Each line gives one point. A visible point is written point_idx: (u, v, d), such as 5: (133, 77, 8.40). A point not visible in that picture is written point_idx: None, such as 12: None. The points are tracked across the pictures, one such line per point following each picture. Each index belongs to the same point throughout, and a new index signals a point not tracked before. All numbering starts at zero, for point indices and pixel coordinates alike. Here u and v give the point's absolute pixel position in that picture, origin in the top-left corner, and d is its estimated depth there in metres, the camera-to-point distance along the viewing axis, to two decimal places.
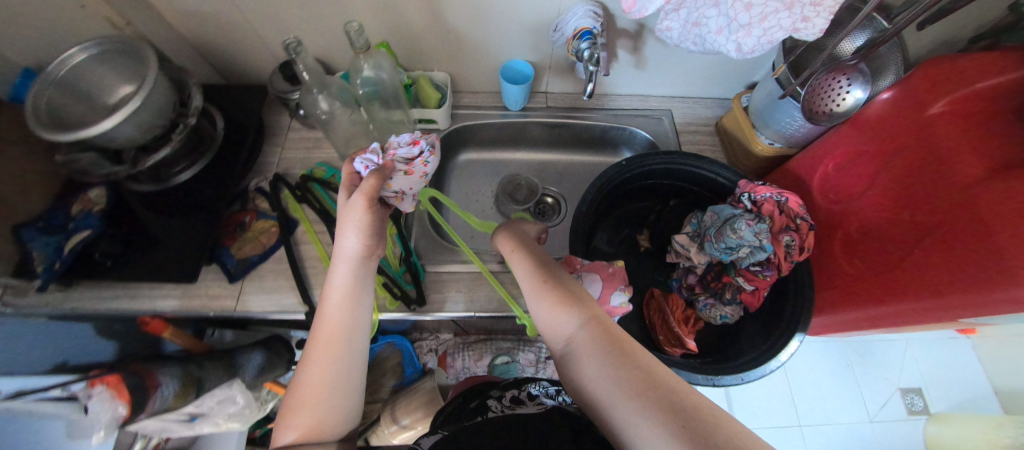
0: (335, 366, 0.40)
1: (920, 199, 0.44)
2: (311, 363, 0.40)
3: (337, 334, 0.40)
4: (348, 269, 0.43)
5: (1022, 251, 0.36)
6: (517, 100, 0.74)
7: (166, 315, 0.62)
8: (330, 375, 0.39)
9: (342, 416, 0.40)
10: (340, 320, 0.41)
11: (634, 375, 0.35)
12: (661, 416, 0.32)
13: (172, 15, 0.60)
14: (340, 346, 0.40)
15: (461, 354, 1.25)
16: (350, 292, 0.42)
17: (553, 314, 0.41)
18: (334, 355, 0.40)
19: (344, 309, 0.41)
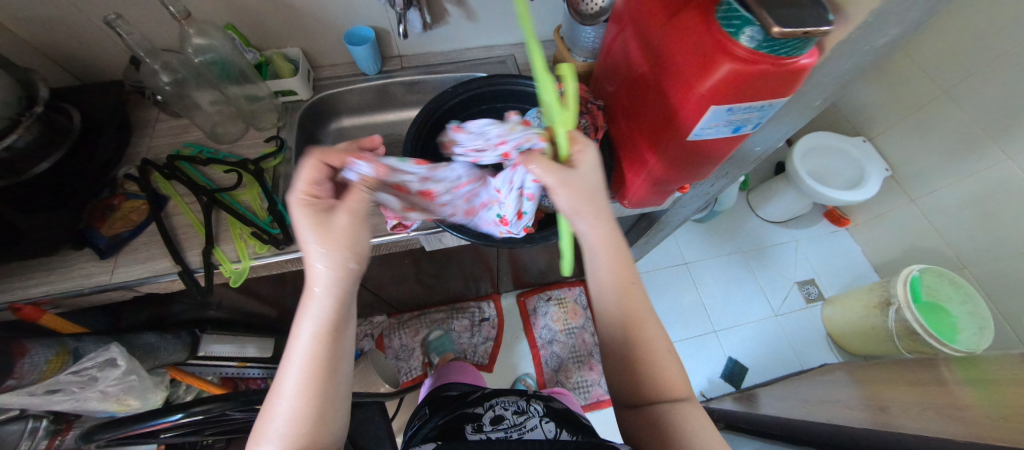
0: (319, 395, 0.40)
1: (643, 57, 0.54)
2: (291, 391, 0.40)
3: (320, 367, 0.40)
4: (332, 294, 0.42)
5: (691, 68, 0.46)
6: (368, 62, 0.81)
7: (40, 301, 0.64)
8: (312, 406, 0.40)
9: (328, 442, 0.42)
10: (318, 348, 0.41)
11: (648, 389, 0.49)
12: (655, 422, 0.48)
13: (7, 18, 0.67)
14: (328, 381, 0.41)
15: (398, 333, 1.32)
16: (336, 322, 0.41)
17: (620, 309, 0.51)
18: (321, 386, 0.40)
19: (325, 337, 0.41)
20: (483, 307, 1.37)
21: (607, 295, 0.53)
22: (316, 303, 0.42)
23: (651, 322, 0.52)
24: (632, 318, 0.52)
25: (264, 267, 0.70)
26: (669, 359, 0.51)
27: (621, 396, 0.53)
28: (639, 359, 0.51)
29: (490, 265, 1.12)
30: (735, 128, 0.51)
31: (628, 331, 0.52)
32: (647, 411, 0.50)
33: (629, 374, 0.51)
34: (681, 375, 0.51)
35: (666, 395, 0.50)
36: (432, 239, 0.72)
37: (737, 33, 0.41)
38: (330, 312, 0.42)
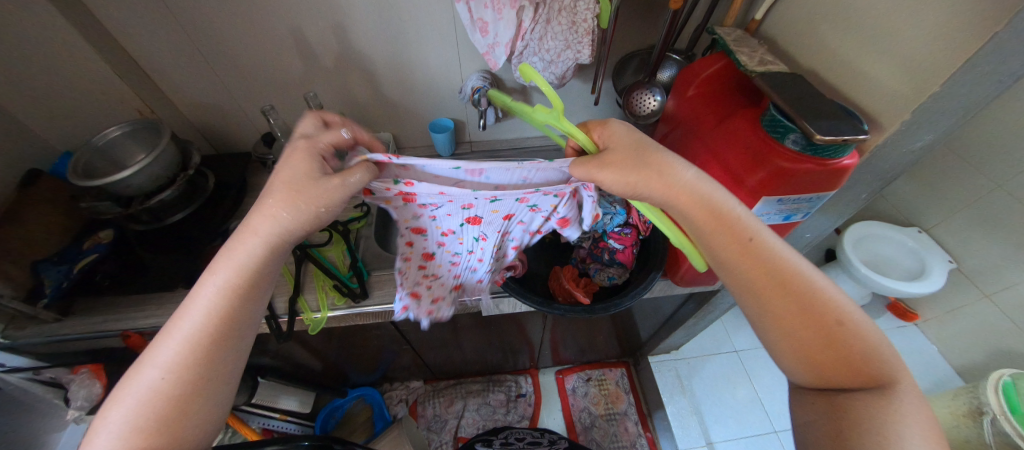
0: (203, 371, 0.39)
1: (692, 154, 0.62)
2: (165, 362, 0.38)
3: (217, 345, 0.40)
4: (258, 247, 0.42)
5: (744, 165, 0.52)
6: (445, 146, 0.96)
7: (145, 332, 0.72)
8: (191, 376, 0.38)
9: (202, 423, 0.39)
10: (216, 324, 0.40)
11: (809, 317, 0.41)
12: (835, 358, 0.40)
13: (181, 102, 0.89)
14: (216, 345, 0.40)
15: (432, 402, 1.30)
16: (248, 284, 0.42)
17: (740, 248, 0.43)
18: (211, 355, 0.39)
19: (231, 311, 0.41)
20: (520, 382, 1.34)
21: (741, 264, 0.43)
22: (215, 287, 0.41)
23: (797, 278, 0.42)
24: (782, 286, 0.42)
25: (338, 319, 0.77)
26: (839, 314, 0.41)
27: (808, 398, 0.42)
28: (815, 328, 0.41)
29: (532, 337, 1.13)
30: (786, 216, 0.55)
31: (784, 295, 0.42)
32: (847, 396, 0.39)
33: (799, 354, 0.42)
34: (854, 332, 0.40)
35: (859, 369, 0.39)
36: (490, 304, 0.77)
37: (782, 137, 0.48)
38: (241, 284, 0.42)
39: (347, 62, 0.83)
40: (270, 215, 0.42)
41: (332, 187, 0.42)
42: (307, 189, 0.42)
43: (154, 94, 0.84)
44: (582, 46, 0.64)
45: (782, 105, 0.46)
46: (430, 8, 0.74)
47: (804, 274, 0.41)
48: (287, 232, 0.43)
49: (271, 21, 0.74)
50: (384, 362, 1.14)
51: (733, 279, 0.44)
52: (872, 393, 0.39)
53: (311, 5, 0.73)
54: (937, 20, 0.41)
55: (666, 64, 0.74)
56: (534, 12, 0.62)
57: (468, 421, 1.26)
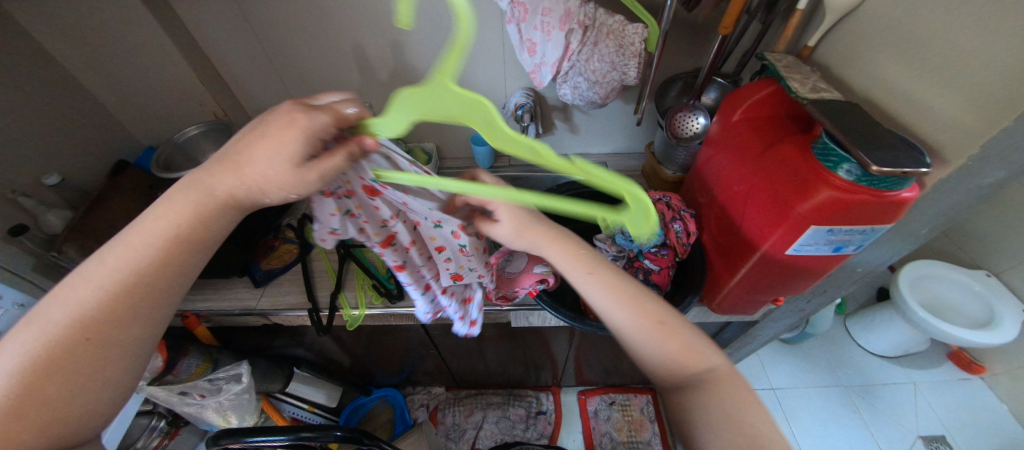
0: (38, 408, 0.32)
1: (734, 176, 0.61)
2: (20, 351, 0.33)
3: (53, 384, 0.33)
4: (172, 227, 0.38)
5: (790, 193, 0.52)
6: (485, 159, 0.99)
7: (200, 314, 0.78)
8: (37, 384, 0.32)
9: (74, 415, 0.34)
10: (52, 360, 0.33)
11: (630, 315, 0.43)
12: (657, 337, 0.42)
13: (251, 109, 0.98)
14: (43, 392, 0.32)
15: (452, 409, 1.31)
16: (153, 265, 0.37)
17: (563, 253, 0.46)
18: (45, 385, 0.33)
19: (85, 341, 0.34)
20: (541, 399, 1.32)
21: (568, 268, 0.46)
22: (68, 306, 0.34)
23: (600, 275, 0.45)
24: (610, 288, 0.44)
25: (373, 317, 0.80)
26: (653, 304, 0.44)
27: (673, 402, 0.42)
28: (648, 321, 0.42)
29: (556, 354, 1.12)
30: (836, 247, 0.53)
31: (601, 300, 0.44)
32: (712, 381, 0.40)
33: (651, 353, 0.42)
34: (659, 316, 0.43)
35: (701, 354, 0.41)
36: (520, 315, 0.78)
37: (835, 167, 0.47)
38: (106, 311, 0.35)
39: (400, 76, 0.88)
40: (156, 226, 0.38)
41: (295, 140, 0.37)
42: (239, 178, 0.38)
43: (230, 101, 0.94)
44: (628, 67, 0.65)
45: (836, 135, 0.45)
46: (481, 28, 0.78)
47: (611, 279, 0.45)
48: (172, 253, 0.38)
49: (336, 36, 0.81)
50: (409, 365, 1.17)
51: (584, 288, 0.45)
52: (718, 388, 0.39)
53: (374, 23, 0.79)
54: (1016, 52, 0.39)
55: (711, 87, 0.74)
56: (583, 35, 0.64)
57: (486, 433, 1.26)
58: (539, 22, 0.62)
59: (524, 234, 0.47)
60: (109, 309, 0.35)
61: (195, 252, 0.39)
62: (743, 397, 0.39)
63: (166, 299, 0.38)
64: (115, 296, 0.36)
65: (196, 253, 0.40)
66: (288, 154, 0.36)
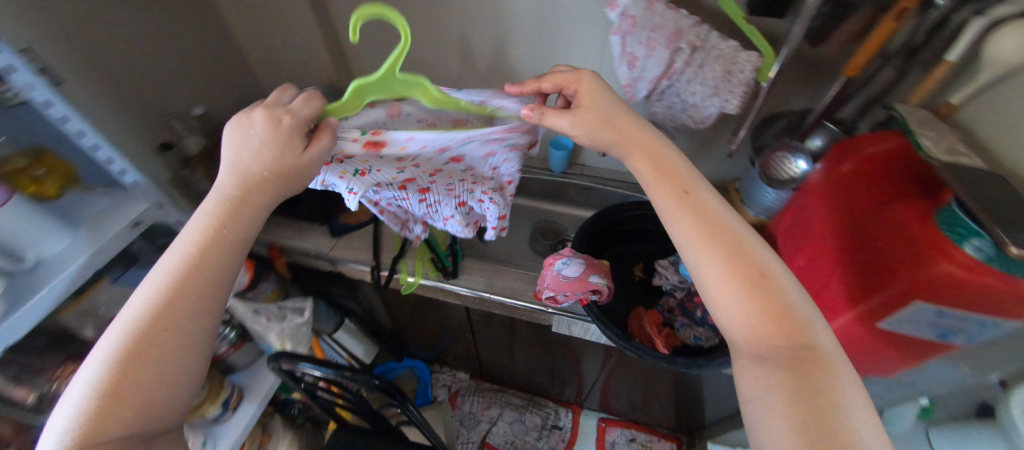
0: (131, 392, 0.34)
1: (831, 230, 0.56)
2: (114, 340, 0.36)
3: (143, 368, 0.35)
4: (202, 221, 0.42)
5: (901, 261, 0.47)
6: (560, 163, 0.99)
7: (282, 248, 0.89)
8: (129, 362, 0.35)
9: (161, 395, 0.36)
10: (120, 368, 0.35)
11: (724, 253, 0.39)
12: (747, 286, 0.38)
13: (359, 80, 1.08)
14: (124, 393, 0.34)
15: (471, 398, 1.33)
16: (206, 248, 0.40)
17: (656, 173, 0.44)
18: (137, 369, 0.35)
19: (165, 330, 0.37)
20: (559, 413, 1.30)
21: (659, 187, 0.44)
22: (144, 302, 0.38)
23: (697, 207, 0.42)
24: (714, 227, 0.40)
25: (425, 288, 0.85)
26: (754, 254, 0.39)
27: (751, 371, 0.36)
28: (737, 269, 0.39)
29: (585, 373, 1.10)
30: (942, 333, 0.47)
31: (694, 229, 0.41)
32: (795, 353, 0.35)
33: (732, 301, 0.38)
34: (761, 269, 0.39)
35: (790, 318, 0.37)
36: (562, 322, 0.78)
37: (962, 241, 0.41)
38: (168, 300, 0.38)
39: (497, 71, 0.92)
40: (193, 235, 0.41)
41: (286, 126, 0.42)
42: (257, 185, 0.42)
43: (345, 70, 1.04)
44: (732, 95, 0.63)
45: (969, 206, 0.40)
46: (585, 35, 0.79)
47: (719, 215, 0.41)
48: (214, 254, 0.41)
49: (447, 25, 0.86)
50: (442, 344, 1.21)
51: (671, 218, 0.42)
52: (807, 354, 0.35)
53: (483, 18, 0.83)
54: None
55: (817, 130, 0.68)
56: (689, 54, 0.63)
57: (499, 431, 1.27)
58: (645, 37, 0.62)
59: (619, 140, 0.46)
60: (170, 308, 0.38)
61: (231, 253, 0.42)
62: (829, 381, 0.34)
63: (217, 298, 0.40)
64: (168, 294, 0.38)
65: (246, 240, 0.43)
66: (282, 143, 0.42)
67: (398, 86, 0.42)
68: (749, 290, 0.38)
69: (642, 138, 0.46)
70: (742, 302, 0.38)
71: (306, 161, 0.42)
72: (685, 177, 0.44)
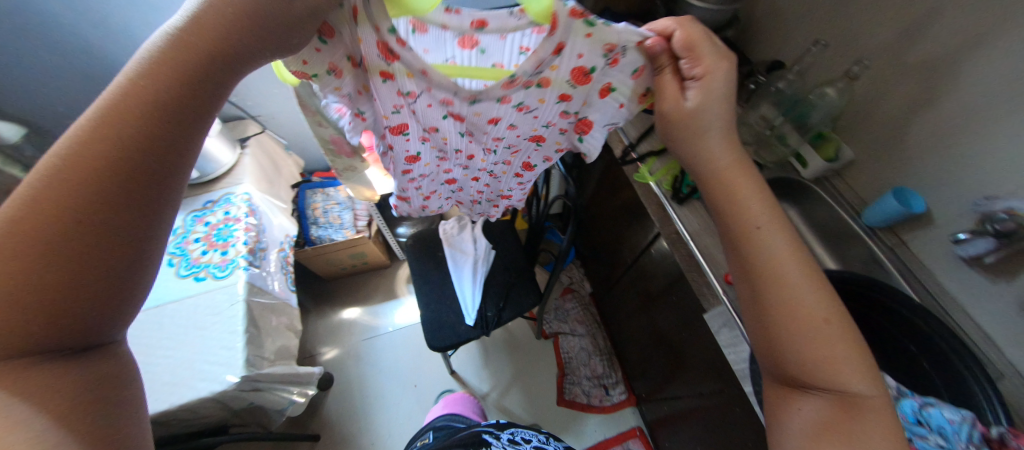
0: (57, 297, 0.28)
1: None
2: (12, 204, 0.28)
3: (67, 257, 0.28)
4: (143, 62, 0.31)
5: None
6: (881, 215, 0.77)
7: None
8: (79, 237, 0.29)
9: (117, 274, 0.31)
10: (20, 268, 0.27)
11: (779, 287, 0.41)
12: (792, 319, 0.40)
13: None
14: (122, 205, 0.30)
15: (575, 303, 1.43)
16: (171, 89, 0.31)
17: (735, 190, 0.45)
18: (43, 268, 0.28)
19: (73, 223, 0.28)
20: (618, 387, 1.27)
21: (734, 213, 0.45)
22: (45, 169, 0.29)
23: (768, 239, 0.43)
24: (774, 266, 0.42)
25: (647, 192, 0.87)
26: (814, 300, 0.41)
27: (794, 404, 0.39)
28: (793, 304, 0.40)
29: (670, 386, 1.03)
30: None
31: (747, 269, 0.44)
32: (839, 396, 0.37)
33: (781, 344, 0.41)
34: (824, 314, 0.40)
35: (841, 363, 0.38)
36: (720, 318, 0.70)
37: None
38: (100, 163, 0.29)
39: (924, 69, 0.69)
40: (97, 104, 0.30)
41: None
42: (227, 16, 0.31)
43: None
44: None
45: None
46: None
47: (782, 252, 0.42)
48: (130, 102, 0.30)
49: None
50: (600, 251, 1.29)
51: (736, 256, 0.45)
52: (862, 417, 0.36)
53: None
54: None
55: None
56: None
57: (568, 340, 1.36)
58: None
59: (698, 143, 0.46)
60: (101, 167, 0.29)
61: (209, 85, 0.32)
62: (875, 430, 0.36)
63: (195, 142, 0.33)
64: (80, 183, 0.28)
65: (207, 92, 0.32)
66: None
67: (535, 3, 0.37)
68: (798, 328, 0.40)
69: (724, 161, 0.46)
70: (779, 334, 0.41)
71: (304, 19, 0.34)
72: (754, 209, 0.45)
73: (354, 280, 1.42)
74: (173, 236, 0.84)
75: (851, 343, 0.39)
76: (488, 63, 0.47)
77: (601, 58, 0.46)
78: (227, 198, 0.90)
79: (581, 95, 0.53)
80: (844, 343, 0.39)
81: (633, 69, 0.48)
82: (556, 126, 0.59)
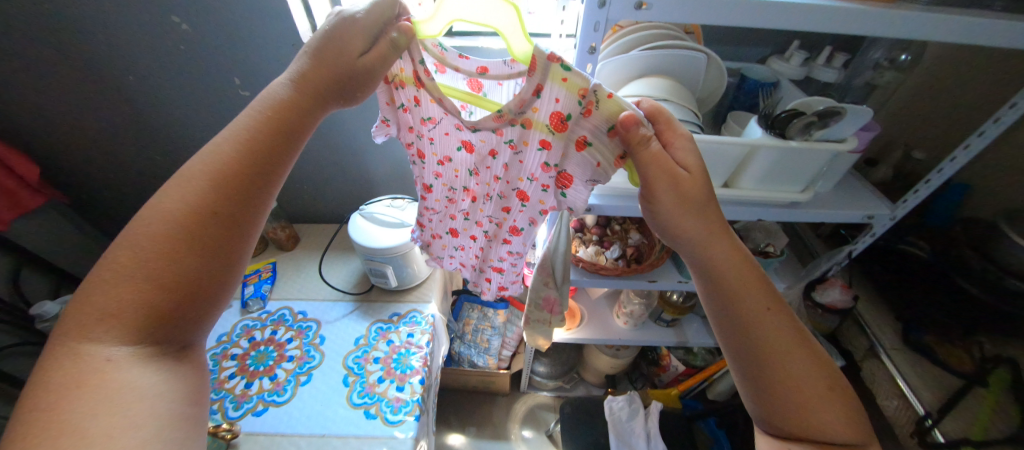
0: (172, 294, 0.35)
1: None
2: (141, 219, 0.36)
3: (179, 253, 0.35)
4: (267, 100, 0.42)
5: None
6: None
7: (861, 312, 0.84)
8: (143, 257, 0.34)
9: (216, 266, 0.37)
10: (102, 290, 0.34)
11: (775, 366, 0.39)
12: (777, 401, 0.38)
13: None
14: (176, 244, 0.35)
15: None
16: (266, 127, 0.41)
17: (738, 280, 0.42)
18: (165, 263, 0.35)
19: (207, 215, 0.37)
20: None
21: (723, 301, 0.42)
22: (177, 196, 0.36)
23: (768, 321, 0.40)
24: (769, 350, 0.39)
25: None
26: (806, 371, 0.38)
27: None
28: (778, 383, 0.38)
29: None
30: None
31: (750, 350, 0.40)
32: None
33: (775, 422, 0.39)
34: (828, 381, 0.38)
35: (832, 440, 0.36)
36: None
37: None
38: (210, 184, 0.37)
39: None
40: (237, 129, 0.40)
41: (352, 50, 0.42)
42: (313, 78, 0.42)
43: None
44: None
45: None
46: None
47: (774, 319, 0.40)
48: (257, 131, 0.40)
49: None
50: None
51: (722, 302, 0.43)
52: None
53: None
54: None
55: None
56: None
57: None
58: None
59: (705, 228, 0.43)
60: (228, 178, 0.38)
61: (305, 122, 0.43)
62: None
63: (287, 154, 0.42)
64: (216, 186, 0.38)
65: (299, 129, 0.42)
66: (365, 48, 0.42)
67: (500, 21, 0.38)
68: (782, 412, 0.38)
69: (719, 255, 0.43)
70: (762, 412, 0.40)
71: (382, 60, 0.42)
72: (748, 283, 0.42)
73: (466, 401, 1.28)
74: (354, 347, 0.78)
75: (844, 409, 0.37)
76: (488, 97, 0.50)
77: (577, 106, 0.42)
78: (413, 316, 0.84)
79: (559, 149, 0.47)
80: (839, 413, 0.37)
81: (609, 126, 0.42)
82: (536, 181, 0.52)
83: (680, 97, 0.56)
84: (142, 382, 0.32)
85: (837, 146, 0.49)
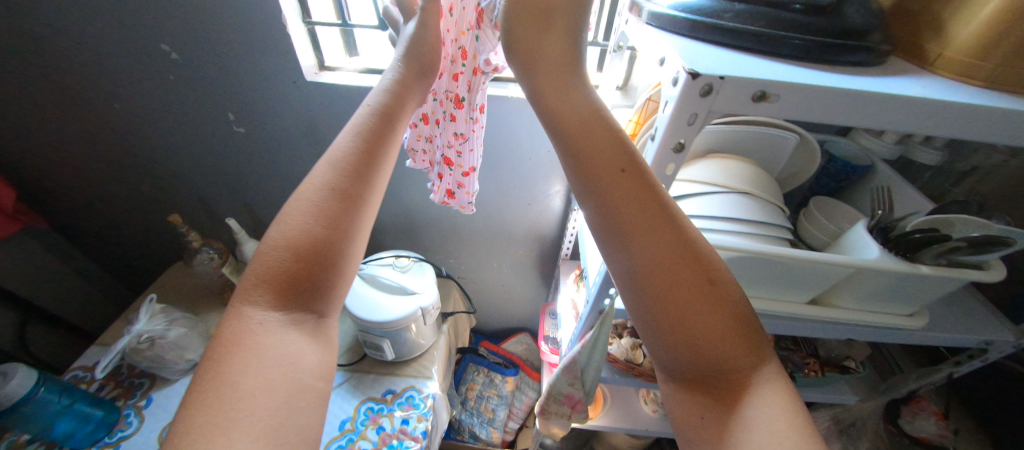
0: (306, 272, 0.32)
1: None
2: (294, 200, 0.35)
3: (314, 235, 0.33)
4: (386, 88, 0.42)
5: None
6: None
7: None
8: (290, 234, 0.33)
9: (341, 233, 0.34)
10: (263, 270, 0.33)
11: (663, 280, 0.31)
12: (666, 325, 0.31)
13: None
14: (315, 217, 0.33)
15: None
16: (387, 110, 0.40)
17: (616, 182, 0.33)
18: (302, 243, 0.33)
19: (324, 191, 0.34)
20: None
21: (605, 216, 0.33)
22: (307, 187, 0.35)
23: (646, 220, 0.32)
24: (659, 266, 0.31)
25: None
26: (682, 272, 0.31)
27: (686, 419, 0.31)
28: (668, 300, 0.31)
29: None
30: None
31: (634, 272, 0.32)
32: (724, 392, 0.29)
33: (665, 351, 0.31)
34: (723, 299, 0.31)
35: (721, 354, 0.30)
36: None
37: None
38: (336, 165, 0.36)
39: None
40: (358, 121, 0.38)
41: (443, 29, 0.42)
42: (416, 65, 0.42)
43: None
44: None
45: None
46: None
47: (663, 220, 0.32)
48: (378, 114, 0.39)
49: None
50: None
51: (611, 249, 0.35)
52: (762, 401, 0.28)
53: None
54: None
55: None
56: None
57: None
58: None
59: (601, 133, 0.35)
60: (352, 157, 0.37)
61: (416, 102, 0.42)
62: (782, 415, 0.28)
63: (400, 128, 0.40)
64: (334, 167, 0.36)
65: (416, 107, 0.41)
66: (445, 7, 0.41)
67: None
68: (668, 336, 0.31)
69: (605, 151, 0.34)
70: (652, 344, 0.32)
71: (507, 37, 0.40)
72: (624, 179, 0.33)
73: None
74: (338, 434, 0.65)
75: (727, 316, 0.30)
76: None
77: None
78: (411, 397, 0.72)
79: None
80: (724, 319, 0.30)
81: None
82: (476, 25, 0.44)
83: (768, 188, 0.43)
84: (288, 345, 0.31)
85: (985, 278, 0.37)
